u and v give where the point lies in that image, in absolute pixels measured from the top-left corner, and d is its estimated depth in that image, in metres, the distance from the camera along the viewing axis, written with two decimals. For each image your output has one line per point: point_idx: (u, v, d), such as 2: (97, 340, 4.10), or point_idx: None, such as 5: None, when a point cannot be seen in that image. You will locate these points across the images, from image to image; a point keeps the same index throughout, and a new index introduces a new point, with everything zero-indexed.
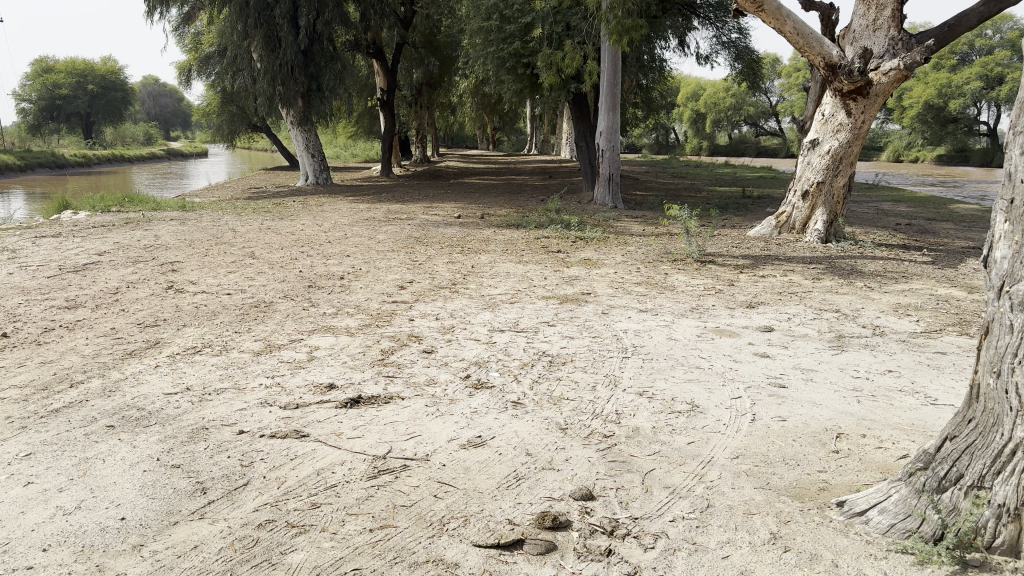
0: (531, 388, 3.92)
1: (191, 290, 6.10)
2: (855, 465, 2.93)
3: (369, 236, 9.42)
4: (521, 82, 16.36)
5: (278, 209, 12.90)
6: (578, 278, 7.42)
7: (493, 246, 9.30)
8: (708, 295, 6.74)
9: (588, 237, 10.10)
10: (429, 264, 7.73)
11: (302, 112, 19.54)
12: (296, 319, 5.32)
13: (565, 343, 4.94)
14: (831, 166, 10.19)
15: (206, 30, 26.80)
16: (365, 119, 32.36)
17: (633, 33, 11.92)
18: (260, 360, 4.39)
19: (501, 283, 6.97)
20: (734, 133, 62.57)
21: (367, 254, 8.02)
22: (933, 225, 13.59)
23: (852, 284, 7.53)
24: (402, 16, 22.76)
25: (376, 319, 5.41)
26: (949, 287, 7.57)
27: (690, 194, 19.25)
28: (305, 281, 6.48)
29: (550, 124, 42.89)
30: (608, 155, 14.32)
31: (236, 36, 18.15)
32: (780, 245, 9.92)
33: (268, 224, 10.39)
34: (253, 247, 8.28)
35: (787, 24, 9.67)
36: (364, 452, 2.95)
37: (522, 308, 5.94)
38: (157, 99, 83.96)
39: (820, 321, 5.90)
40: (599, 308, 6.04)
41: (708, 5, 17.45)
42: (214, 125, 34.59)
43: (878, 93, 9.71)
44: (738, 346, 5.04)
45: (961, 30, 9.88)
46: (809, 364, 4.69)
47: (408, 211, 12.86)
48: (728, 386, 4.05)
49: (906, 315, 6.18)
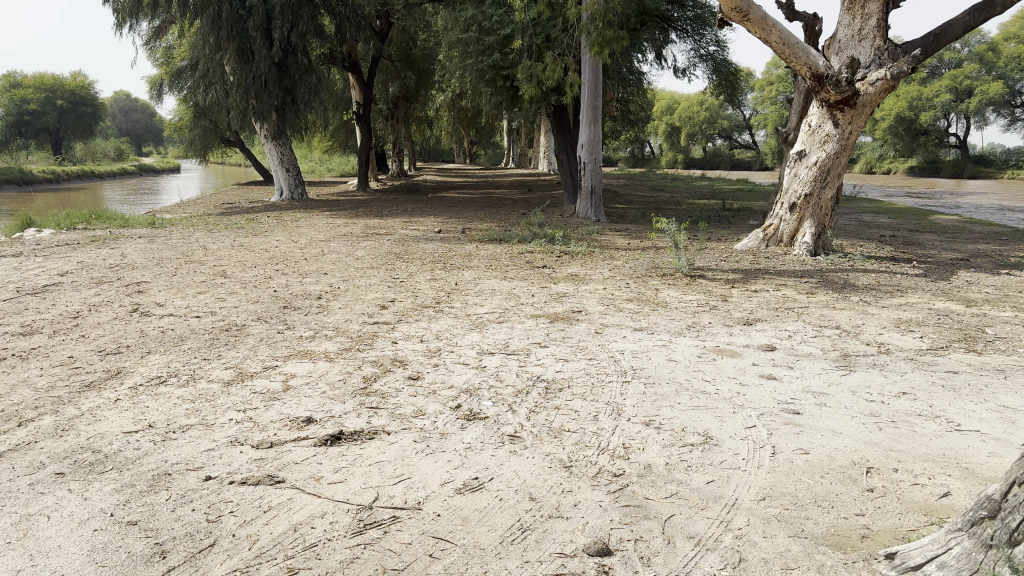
0: (528, 419, 3.61)
1: (158, 313, 5.73)
2: (895, 506, 2.64)
3: (348, 252, 9.09)
4: (500, 94, 16.16)
5: (251, 224, 12.53)
6: (567, 294, 7.15)
7: (477, 261, 9.01)
8: (703, 312, 6.48)
9: (574, 252, 9.84)
10: (411, 281, 7.41)
11: (276, 126, 19.10)
12: (270, 343, 4.97)
13: (559, 366, 4.63)
14: (819, 177, 9.99)
15: (178, 43, 26.40)
16: (340, 132, 32.01)
17: (614, 44, 11.70)
18: (230, 392, 4.04)
19: (487, 301, 6.67)
20: (709, 146, 63.01)
21: (345, 272, 7.69)
22: (917, 236, 13.51)
23: (848, 298, 7.33)
24: (378, 29, 22.50)
25: (357, 342, 5.07)
26: (946, 300, 7.40)
27: (670, 206, 19.13)
28: (279, 301, 6.13)
29: (527, 137, 42.85)
30: (590, 167, 14.08)
31: (209, 49, 17.79)
32: (769, 258, 9.70)
33: (240, 240, 10.02)
34: (225, 265, 7.92)
35: (773, 33, 9.48)
36: (347, 501, 2.62)
37: (511, 328, 5.65)
38: (128, 114, 82.94)
39: (822, 338, 5.67)
40: (591, 327, 5.75)
41: (685, 18, 17.38)
42: (186, 140, 34.03)
43: (866, 104, 9.54)
44: (743, 367, 4.77)
45: (948, 39, 9.78)
46: (818, 386, 4.43)
47: (387, 226, 12.55)
48: (740, 413, 3.76)
49: (908, 331, 5.97)
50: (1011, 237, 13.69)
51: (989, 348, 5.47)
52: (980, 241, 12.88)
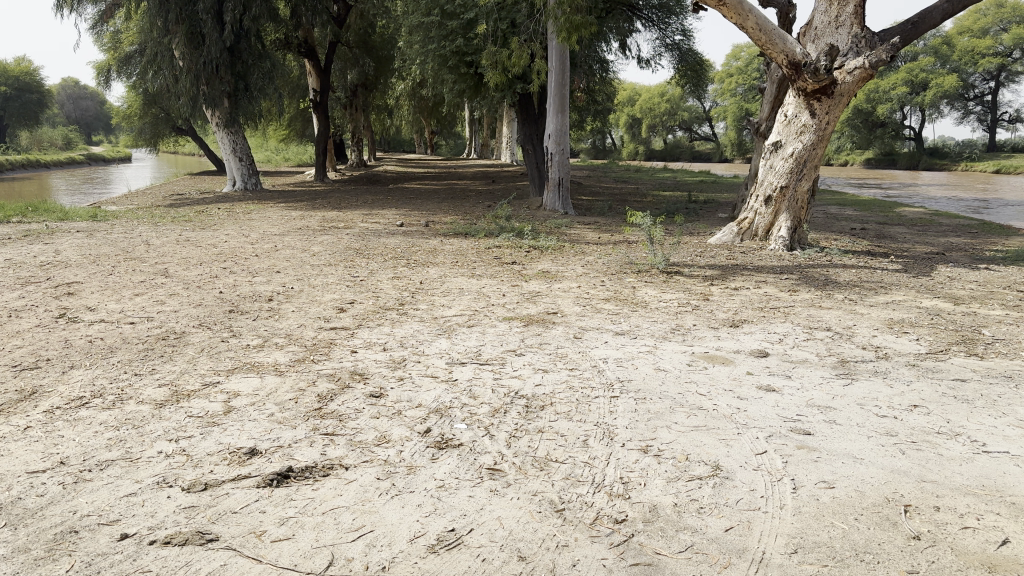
0: (509, 447, 3.14)
1: (87, 319, 5.12)
2: (950, 560, 2.25)
3: (303, 248, 8.51)
4: (463, 81, 15.64)
5: (200, 217, 11.80)
6: (540, 293, 6.68)
7: (441, 257, 8.50)
8: (686, 312, 6.07)
9: (543, 247, 9.40)
10: (372, 280, 6.87)
11: (229, 113, 18.27)
12: (212, 356, 4.42)
13: (538, 379, 4.16)
14: (796, 169, 9.67)
15: (125, 27, 25.28)
16: (297, 121, 31.14)
17: (582, 31, 11.28)
18: (161, 416, 3.49)
19: (456, 301, 6.18)
20: (669, 138, 63.15)
21: (301, 269, 7.13)
22: (888, 229, 13.33)
23: (832, 296, 6.99)
24: (336, 14, 21.75)
25: (312, 352, 4.54)
26: (932, 297, 7.12)
27: (636, 198, 18.80)
28: (225, 304, 5.56)
29: (488, 127, 42.34)
30: (557, 158, 13.61)
31: (156, 33, 16.93)
32: (744, 253, 9.35)
33: (187, 235, 9.36)
34: (168, 262, 7.29)
35: (749, 19, 9.12)
36: (293, 571, 2.16)
37: (483, 334, 5.16)
38: (77, 102, 80.23)
39: (815, 341, 5.30)
40: (569, 331, 5.32)
41: (651, 7, 17.00)
42: (136, 128, 32.76)
43: (843, 93, 9.23)
44: (738, 376, 4.36)
45: (925, 28, 9.54)
46: (823, 400, 4.04)
47: (345, 218, 11.96)
48: (746, 435, 3.33)
49: (903, 333, 5.63)
50: (980, 229, 13.60)
51: (991, 352, 5.14)
52: (950, 234, 12.74)
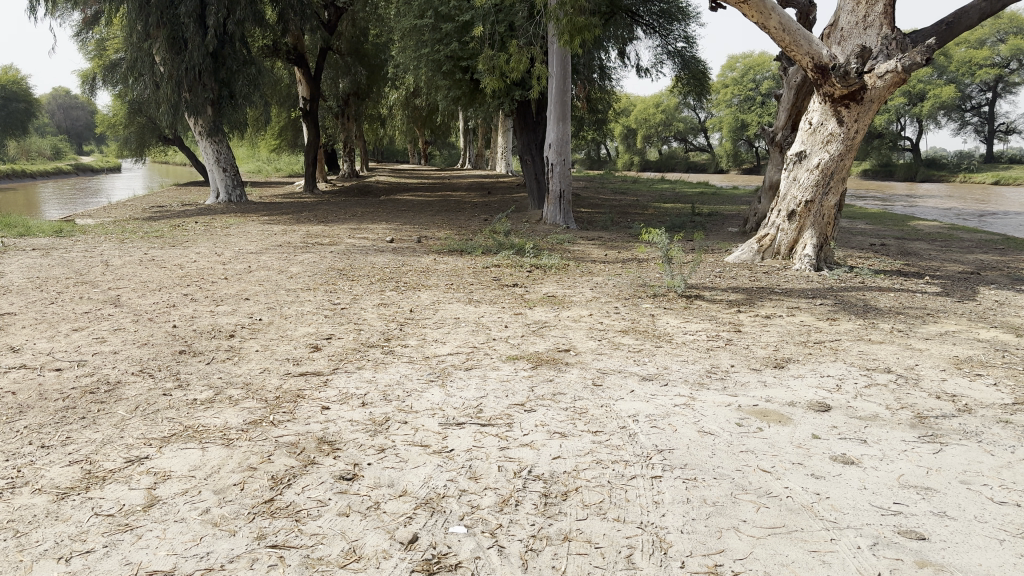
0: (526, 572, 2.29)
1: (3, 364, 4.23)
2: None
3: (279, 268, 7.66)
4: (458, 88, 14.84)
5: (173, 232, 10.95)
6: (547, 324, 5.82)
7: (434, 278, 7.65)
8: (719, 349, 5.19)
9: (545, 266, 8.58)
10: (354, 308, 6.00)
11: (212, 122, 17.42)
12: (148, 419, 3.54)
13: (555, 449, 3.28)
14: (822, 182, 8.86)
15: (109, 35, 24.46)
16: (287, 129, 30.38)
17: (585, 33, 10.44)
18: (57, 516, 2.61)
19: (450, 336, 5.32)
20: (664, 149, 62.70)
21: (273, 296, 6.26)
22: (910, 245, 12.52)
23: (878, 327, 6.14)
24: (326, 20, 20.97)
25: (272, 411, 3.67)
26: (988, 327, 6.30)
27: (637, 210, 18.05)
28: (176, 344, 4.69)
29: (482, 137, 41.74)
30: (558, 169, 12.76)
31: (135, 37, 16.01)
32: (767, 273, 8.52)
33: (152, 253, 8.51)
34: (123, 287, 6.43)
35: (771, 18, 8.27)
36: None
37: (483, 380, 4.28)
38: (67, 112, 79.46)
39: (880, 388, 4.45)
40: (586, 375, 4.46)
41: (651, 13, 16.28)
42: (121, 137, 31.89)
43: (873, 99, 8.39)
44: (804, 443, 3.51)
45: (962, 28, 8.72)
46: (918, 477, 3.19)
47: (331, 233, 11.15)
48: (844, 546, 2.51)
49: (976, 375, 4.77)
50: (1006, 245, 12.82)
51: None
52: (976, 251, 11.93)
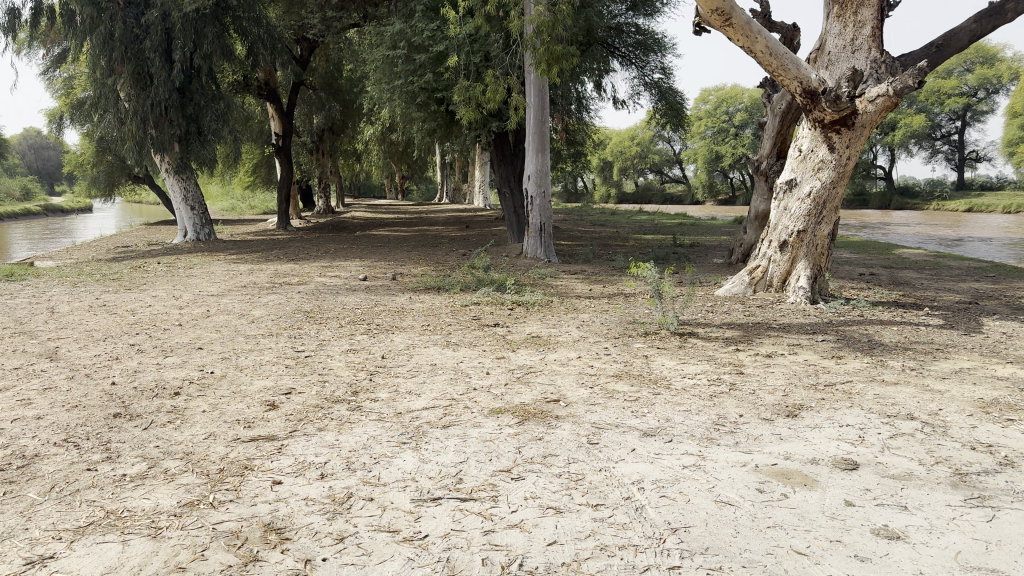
0: None
1: None
2: None
3: (241, 312, 7.10)
4: (433, 120, 14.49)
5: (133, 274, 10.37)
6: (533, 370, 5.29)
7: (409, 319, 7.13)
8: (723, 396, 4.70)
9: (527, 303, 8.11)
10: (320, 356, 5.46)
11: (179, 159, 16.84)
12: (63, 504, 2.97)
13: (550, 532, 2.75)
14: (814, 211, 8.49)
15: (76, 73, 23.94)
16: (261, 167, 29.90)
17: (564, 62, 10.07)
18: None
19: (426, 385, 4.81)
20: (641, 180, 62.95)
21: (229, 344, 5.69)
22: (900, 274, 12.18)
23: (887, 365, 5.69)
24: (298, 55, 20.62)
25: (214, 488, 3.13)
26: (1002, 363, 5.87)
27: (618, 242, 17.68)
28: (112, 406, 4.13)
29: (459, 171, 41.51)
30: (538, 202, 12.35)
31: (99, 73, 15.52)
32: (762, 307, 8.11)
33: (106, 297, 7.94)
34: (64, 337, 5.86)
35: (757, 42, 7.92)
36: None
37: (462, 441, 3.74)
38: (39, 153, 78.51)
39: (909, 440, 3.96)
40: (580, 432, 3.94)
41: (627, 44, 16.08)
42: (90, 176, 31.23)
43: (865, 124, 8.04)
44: (839, 512, 3.01)
45: (951, 51, 8.46)
46: (978, 555, 2.69)
47: (300, 272, 10.64)
48: None
49: (1008, 421, 4.30)
50: (997, 272, 12.54)
51: None
52: (968, 279, 11.60)
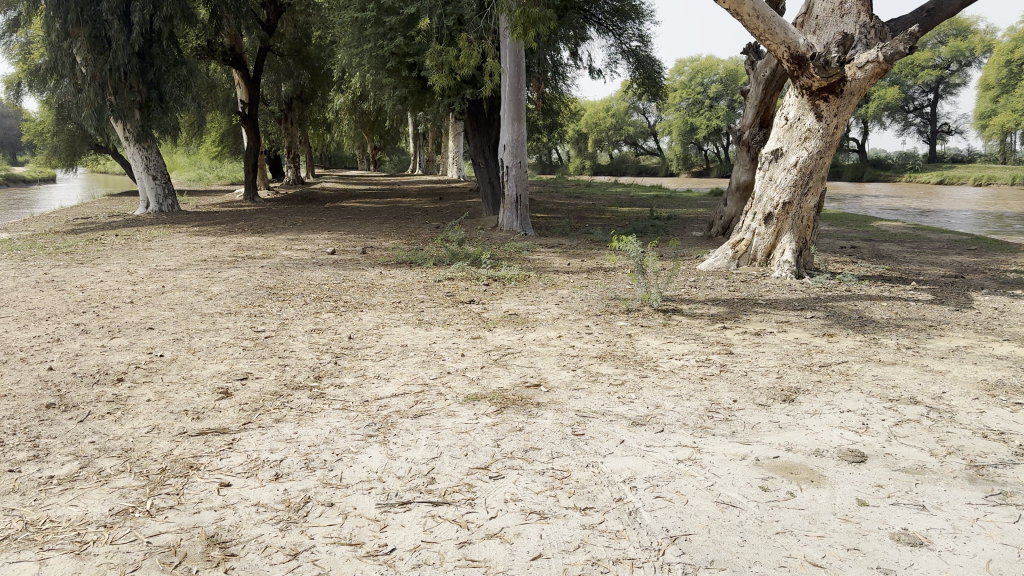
0: None
1: None
2: None
3: (198, 288, 6.66)
4: (404, 87, 13.97)
5: (87, 248, 9.83)
6: (511, 351, 4.95)
7: (379, 296, 6.74)
8: (714, 378, 4.41)
9: (503, 278, 7.75)
10: (281, 337, 5.06)
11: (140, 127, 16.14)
12: None
13: (534, 542, 2.43)
14: (800, 182, 8.20)
15: (32, 36, 22.89)
16: (228, 136, 29.04)
17: (541, 26, 9.62)
18: None
19: (395, 369, 4.44)
20: (615, 152, 62.61)
21: (183, 323, 5.28)
22: (882, 247, 11.98)
23: (882, 344, 5.43)
24: (264, 19, 19.86)
25: (154, 491, 2.76)
26: (999, 340, 5.63)
27: (594, 215, 17.37)
28: (44, 395, 3.71)
29: (433, 142, 40.82)
30: (513, 172, 11.94)
31: (54, 36, 14.73)
32: (746, 282, 7.84)
33: (54, 273, 7.43)
34: (2, 317, 5.39)
35: (744, 4, 7.54)
36: None
37: (435, 433, 3.39)
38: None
39: (916, 428, 3.67)
40: (564, 422, 3.60)
41: (604, 11, 15.58)
42: (49, 145, 30.15)
43: (853, 91, 7.71)
44: (852, 514, 2.72)
45: (943, 16, 8.15)
46: (1011, 564, 2.40)
47: (265, 245, 10.15)
48: None
49: (1017, 405, 4.04)
50: (978, 245, 12.41)
51: None
52: (950, 252, 11.43)
